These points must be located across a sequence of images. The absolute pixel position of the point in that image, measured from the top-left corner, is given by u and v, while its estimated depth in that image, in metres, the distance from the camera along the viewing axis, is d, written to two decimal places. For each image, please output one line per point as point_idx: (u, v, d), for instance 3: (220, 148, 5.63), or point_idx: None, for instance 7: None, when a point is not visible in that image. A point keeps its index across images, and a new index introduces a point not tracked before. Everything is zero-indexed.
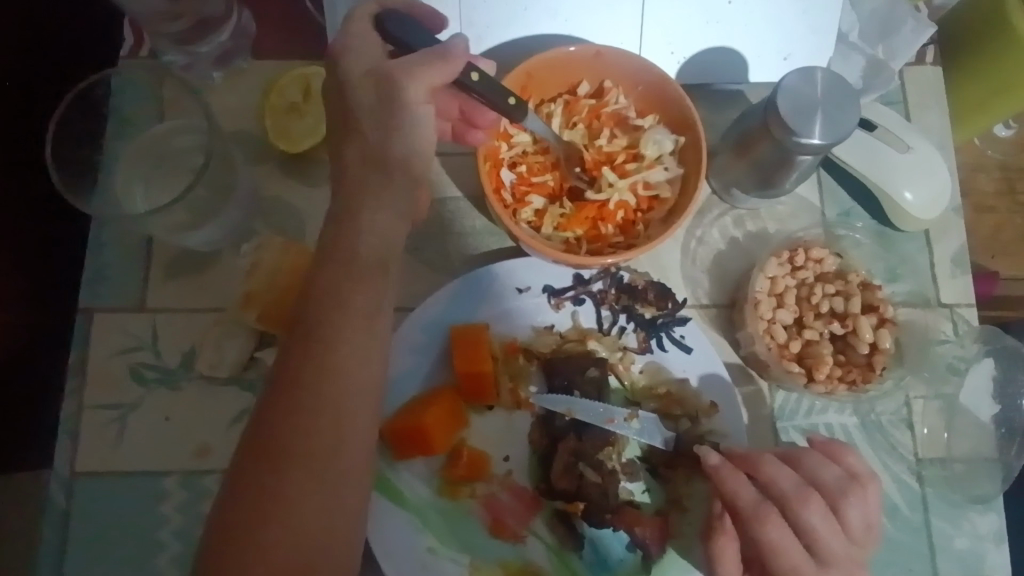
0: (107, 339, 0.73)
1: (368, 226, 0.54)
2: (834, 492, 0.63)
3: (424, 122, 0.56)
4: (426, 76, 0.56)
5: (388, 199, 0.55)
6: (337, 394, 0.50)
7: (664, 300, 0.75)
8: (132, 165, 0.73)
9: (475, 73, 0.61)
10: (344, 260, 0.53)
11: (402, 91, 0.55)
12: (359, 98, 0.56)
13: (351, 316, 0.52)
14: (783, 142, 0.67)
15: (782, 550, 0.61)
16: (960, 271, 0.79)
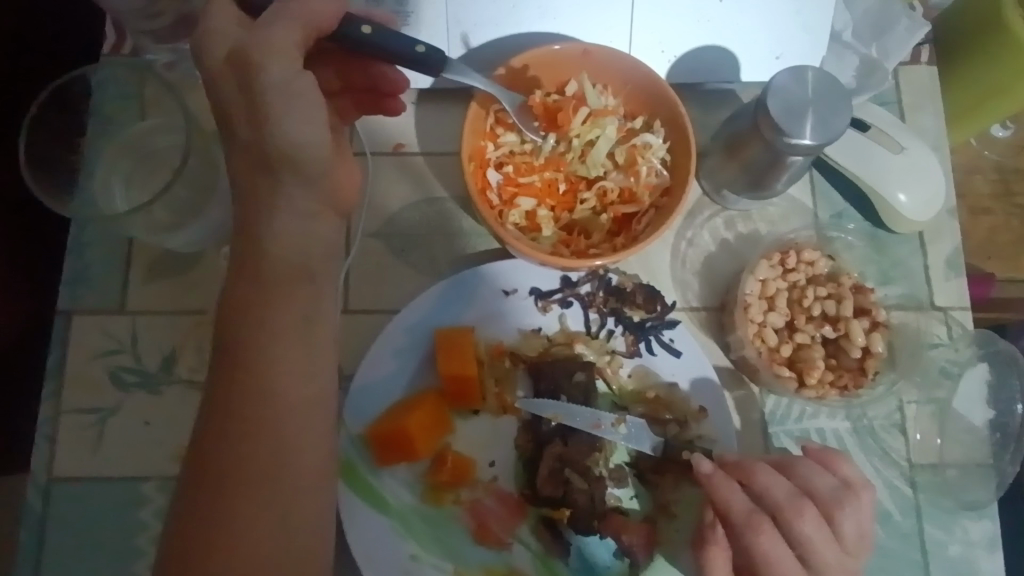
0: (85, 342, 0.71)
1: (276, 229, 0.51)
2: (828, 501, 0.62)
3: (303, 103, 0.50)
4: (280, 33, 0.50)
5: (299, 201, 0.52)
6: (274, 407, 0.50)
7: (653, 303, 0.74)
8: (112, 164, 0.72)
9: (367, 27, 0.58)
10: (256, 266, 0.51)
11: (261, 69, 0.49)
12: (239, 74, 0.50)
13: (283, 323, 0.51)
14: (774, 143, 0.65)
15: (774, 559, 0.60)
16: (954, 274, 0.78)
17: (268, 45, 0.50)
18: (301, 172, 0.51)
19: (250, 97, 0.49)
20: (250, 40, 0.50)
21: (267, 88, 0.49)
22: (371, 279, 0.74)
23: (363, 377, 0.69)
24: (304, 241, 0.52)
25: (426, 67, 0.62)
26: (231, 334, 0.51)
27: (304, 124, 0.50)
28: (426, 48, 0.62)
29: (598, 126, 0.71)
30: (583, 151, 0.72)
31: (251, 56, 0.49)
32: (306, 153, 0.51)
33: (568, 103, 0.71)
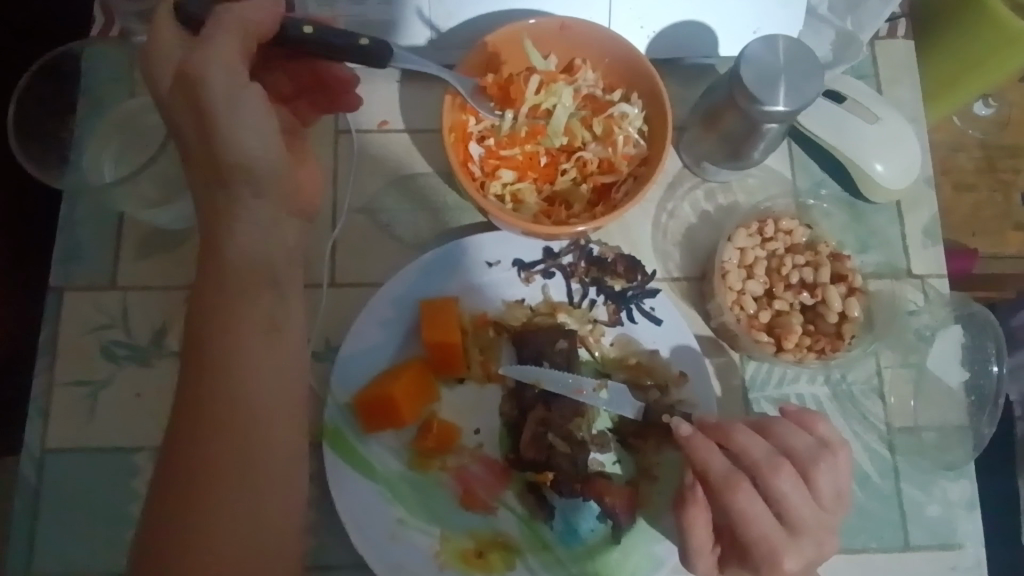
0: (77, 316, 0.73)
1: (234, 234, 0.55)
2: (805, 459, 0.63)
3: (249, 111, 0.55)
4: (222, 45, 0.54)
5: (254, 205, 0.56)
6: (239, 401, 0.52)
7: (633, 272, 0.75)
8: (100, 141, 0.73)
9: (308, 26, 0.61)
10: (218, 269, 0.54)
11: (205, 84, 0.53)
12: (187, 92, 0.54)
13: (245, 320, 0.54)
14: (748, 111, 0.67)
15: (752, 515, 0.62)
16: (931, 242, 0.79)
17: (211, 58, 0.54)
18: (252, 178, 0.55)
19: (202, 112, 0.54)
20: (195, 57, 0.54)
21: (213, 101, 0.54)
22: (357, 253, 0.76)
23: (349, 348, 0.71)
24: (260, 244, 0.55)
25: (373, 58, 0.62)
26: (197, 335, 0.53)
27: (255, 135, 0.55)
28: (369, 39, 0.62)
29: (551, 92, 0.73)
30: (562, 122, 0.73)
31: (196, 72, 0.54)
32: (259, 161, 0.55)
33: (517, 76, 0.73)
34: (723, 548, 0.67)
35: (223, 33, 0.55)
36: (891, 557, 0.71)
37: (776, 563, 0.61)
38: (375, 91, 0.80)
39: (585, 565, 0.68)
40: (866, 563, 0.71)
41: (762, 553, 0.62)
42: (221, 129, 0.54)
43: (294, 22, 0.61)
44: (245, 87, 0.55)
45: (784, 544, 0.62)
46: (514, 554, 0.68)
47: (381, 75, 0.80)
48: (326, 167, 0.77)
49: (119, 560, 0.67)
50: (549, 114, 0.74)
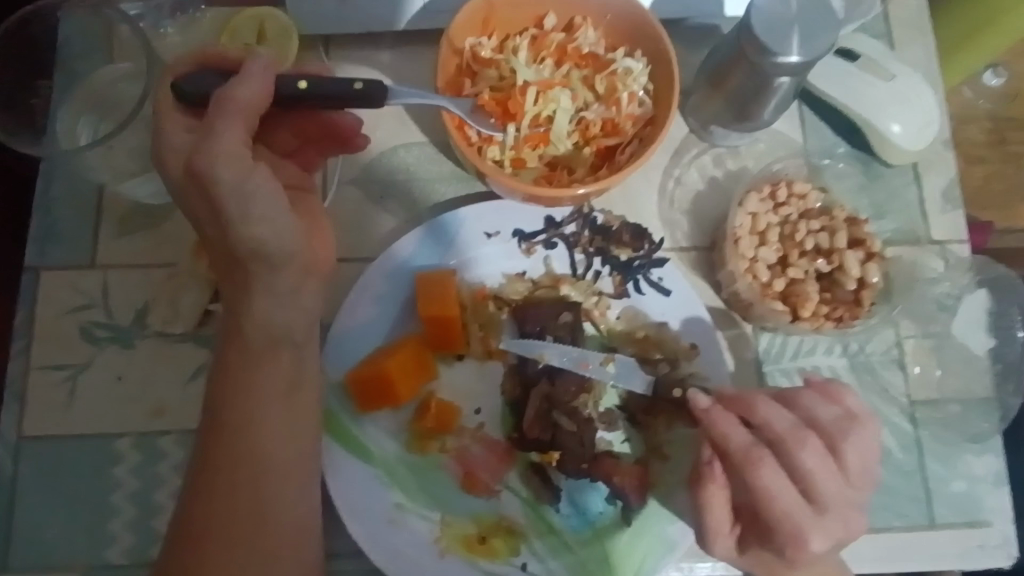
0: (55, 297, 0.69)
1: (252, 313, 0.53)
2: (832, 431, 0.59)
3: (262, 194, 0.51)
4: (228, 140, 0.51)
5: (270, 286, 0.53)
6: (253, 472, 0.53)
7: (640, 241, 0.72)
8: (75, 111, 0.69)
9: (303, 81, 0.58)
10: (238, 344, 0.54)
11: (213, 166, 0.50)
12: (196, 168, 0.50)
13: (263, 396, 0.53)
14: (760, 64, 0.63)
15: (776, 491, 0.57)
16: (950, 207, 0.76)
17: (218, 137, 0.51)
18: (265, 258, 0.52)
19: (212, 202, 0.51)
20: (202, 147, 0.50)
21: (223, 193, 0.50)
22: (350, 227, 0.72)
23: (342, 324, 0.67)
24: (279, 323, 0.54)
25: (370, 99, 0.59)
26: (217, 407, 0.53)
27: (271, 220, 0.52)
28: (364, 81, 0.59)
29: (550, 100, 0.68)
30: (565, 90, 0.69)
31: (203, 165, 0.50)
32: (276, 245, 0.52)
33: (515, 89, 0.68)
34: (743, 528, 0.63)
35: (226, 124, 0.51)
36: (915, 536, 0.67)
37: (802, 543, 0.58)
38: (365, 58, 0.76)
39: (593, 549, 0.65)
40: (889, 542, 0.67)
41: (786, 533, 0.58)
42: (232, 213, 0.51)
43: (286, 79, 0.58)
44: (256, 172, 0.51)
45: (810, 523, 0.57)
46: (518, 539, 0.64)
47: (371, 42, 0.76)
48: None
49: (101, 551, 0.63)
50: (549, 122, 0.69)
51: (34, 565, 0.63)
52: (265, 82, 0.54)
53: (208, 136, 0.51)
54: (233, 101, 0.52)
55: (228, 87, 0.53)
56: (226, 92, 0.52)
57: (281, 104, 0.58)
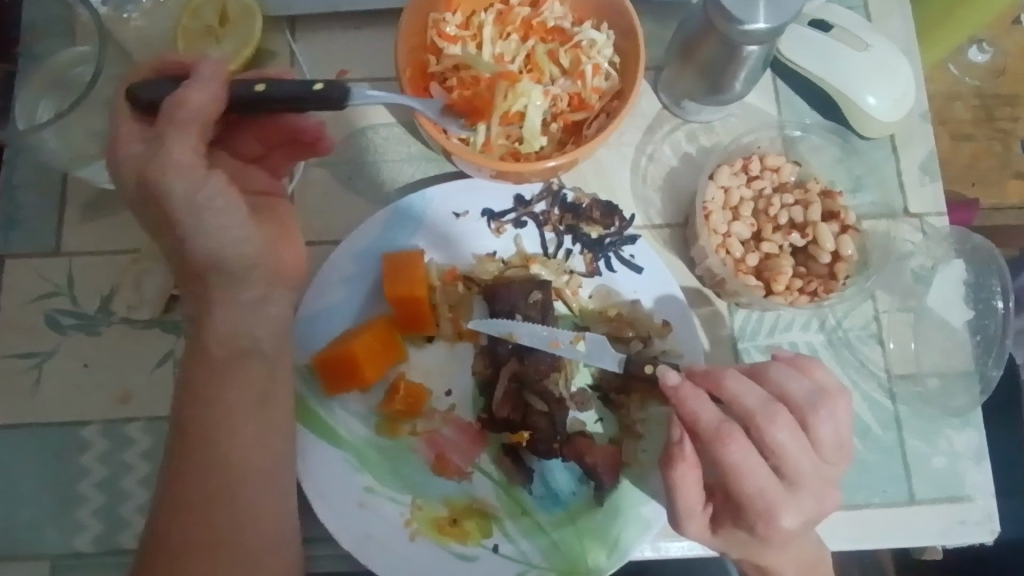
0: (19, 285, 0.68)
1: (214, 324, 0.52)
2: (803, 405, 0.58)
3: (221, 204, 0.50)
4: (177, 150, 0.48)
5: (233, 296, 0.52)
6: (226, 483, 0.52)
7: (610, 218, 0.70)
8: (35, 93, 0.67)
9: (260, 84, 0.53)
10: (202, 356, 0.53)
11: (164, 177, 0.48)
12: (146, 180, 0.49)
13: (233, 406, 0.53)
14: (728, 33, 0.62)
15: (747, 468, 0.55)
16: (929, 179, 0.74)
17: (169, 147, 0.48)
18: (227, 269, 0.51)
19: (165, 215, 0.49)
20: (150, 163, 0.49)
21: (176, 204, 0.49)
22: (318, 210, 0.71)
23: (310, 307, 0.66)
24: (243, 333, 0.53)
25: (331, 100, 0.54)
26: (186, 420, 0.53)
27: (229, 230, 0.51)
28: (324, 81, 0.54)
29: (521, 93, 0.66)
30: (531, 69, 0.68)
31: (153, 181, 0.48)
32: (237, 254, 0.51)
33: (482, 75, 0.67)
34: (716, 506, 0.62)
35: (176, 133, 0.49)
36: (895, 513, 0.66)
37: (772, 520, 0.57)
38: (331, 38, 0.75)
39: (567, 530, 0.64)
40: (868, 519, 0.66)
41: (758, 509, 0.57)
42: (188, 223, 0.49)
43: (243, 82, 0.54)
44: (208, 181, 0.49)
45: (782, 501, 0.56)
46: (490, 521, 0.64)
47: (338, 22, 0.75)
48: None
49: (68, 539, 0.63)
50: (522, 117, 0.67)
51: (1, 554, 0.62)
52: (218, 88, 0.51)
53: (159, 147, 0.49)
54: (184, 107, 0.49)
55: (181, 91, 0.50)
56: (177, 98, 0.50)
57: (238, 110, 0.54)
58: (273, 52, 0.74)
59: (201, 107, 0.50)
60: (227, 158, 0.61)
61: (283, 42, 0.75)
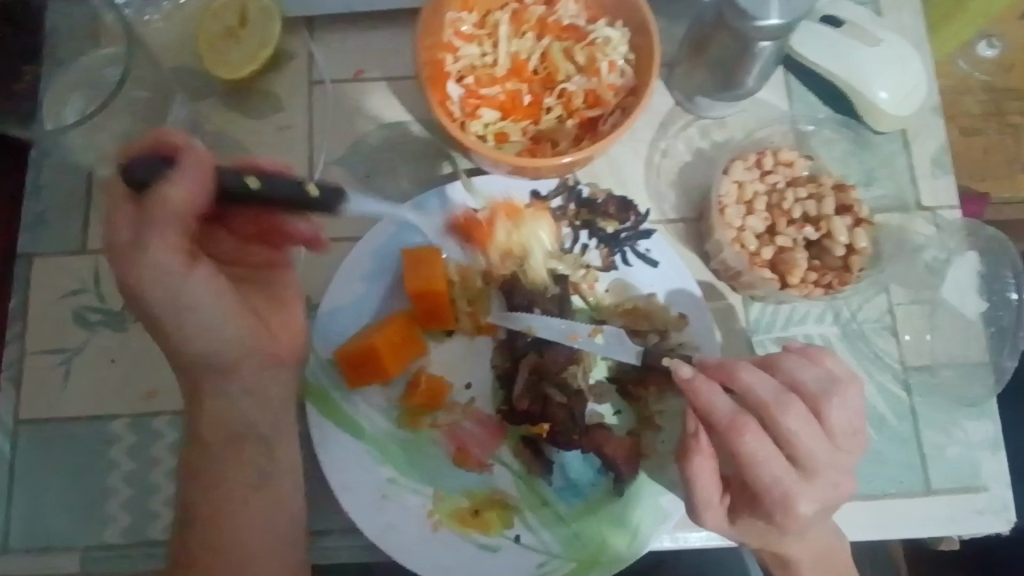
0: (47, 284, 0.70)
1: (214, 409, 0.55)
2: (815, 394, 0.58)
3: (208, 302, 0.52)
4: (155, 256, 0.48)
5: (227, 382, 0.54)
6: (234, 557, 0.53)
7: (626, 213, 0.71)
8: (60, 96, 0.69)
9: (252, 178, 0.52)
10: (201, 441, 0.55)
11: (141, 284, 0.49)
12: (129, 291, 0.50)
13: (236, 486, 0.55)
14: (741, 29, 0.63)
15: (761, 457, 0.57)
16: (941, 172, 0.75)
17: (139, 254, 0.49)
18: (218, 362, 0.54)
19: (154, 317, 0.51)
20: (129, 269, 0.49)
21: (161, 308, 0.50)
22: (337, 207, 0.72)
23: (330, 303, 0.67)
24: (238, 413, 0.56)
25: (325, 204, 0.54)
26: (193, 500, 0.54)
27: (216, 320, 0.52)
28: (319, 184, 0.54)
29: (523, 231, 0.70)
30: (545, 69, 0.70)
31: (135, 286, 0.49)
32: (226, 346, 0.53)
33: (496, 76, 0.69)
34: (733, 497, 0.63)
35: (151, 237, 0.48)
36: (911, 502, 0.67)
37: (788, 506, 0.58)
38: (348, 39, 0.76)
39: (587, 521, 0.65)
40: (886, 509, 0.67)
41: (775, 499, 0.58)
42: (175, 325, 0.51)
43: (232, 175, 0.51)
44: (190, 282, 0.50)
45: (798, 487, 0.57)
46: (511, 513, 0.65)
47: (354, 23, 0.76)
48: (301, 119, 0.74)
49: (99, 531, 0.64)
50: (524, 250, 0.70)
51: (35, 545, 0.64)
52: (199, 184, 0.48)
53: (133, 253, 0.49)
54: (161, 206, 0.48)
55: (163, 190, 0.48)
56: (155, 196, 0.48)
57: (222, 199, 0.52)
58: (292, 53, 0.75)
59: (174, 205, 0.48)
60: (225, 238, 0.58)
61: (301, 42, 0.76)
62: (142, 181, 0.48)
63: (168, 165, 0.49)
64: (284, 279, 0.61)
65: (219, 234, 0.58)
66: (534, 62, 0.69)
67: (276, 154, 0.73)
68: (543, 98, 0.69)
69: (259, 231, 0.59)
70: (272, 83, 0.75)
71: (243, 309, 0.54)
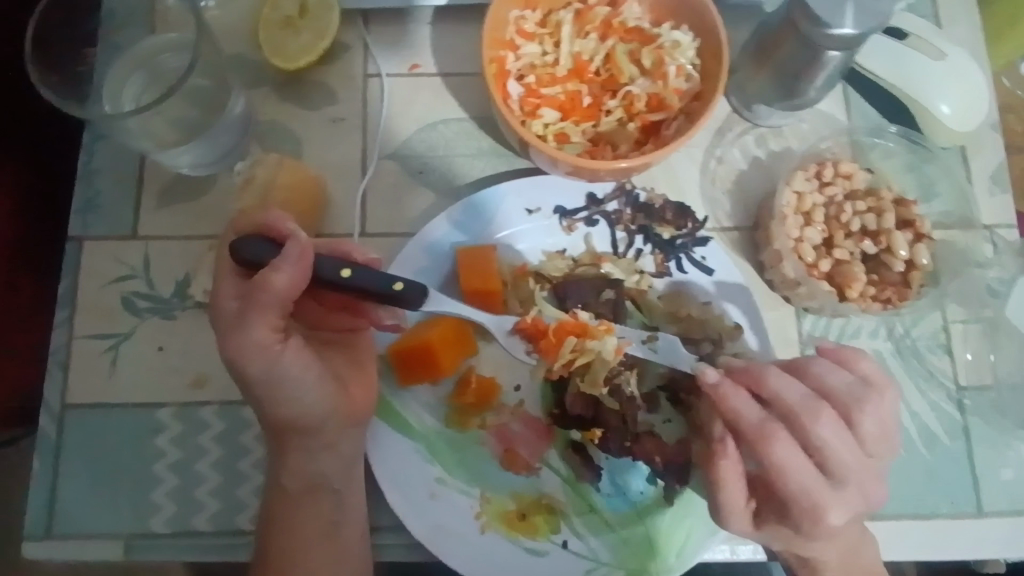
0: (97, 269, 0.69)
1: (296, 469, 0.59)
2: (845, 399, 0.56)
3: (300, 379, 0.56)
4: (255, 333, 0.52)
5: (309, 449, 0.59)
6: None
7: (683, 219, 0.71)
8: (119, 78, 0.68)
9: (345, 268, 0.56)
10: (282, 493, 0.60)
11: (242, 363, 0.53)
12: (229, 365, 0.54)
13: (308, 536, 0.59)
14: (812, 35, 0.62)
15: (791, 467, 0.55)
16: (999, 190, 0.74)
17: (243, 334, 0.52)
18: (305, 429, 0.58)
19: (250, 390, 0.55)
20: (231, 342, 0.53)
21: (257, 383, 0.54)
22: (389, 202, 0.72)
23: None
24: (316, 476, 0.60)
25: (405, 302, 0.58)
26: (269, 546, 0.59)
27: (305, 391, 0.56)
28: (405, 282, 0.58)
29: (589, 350, 0.65)
30: (607, 71, 0.69)
31: (234, 358, 0.53)
32: (313, 416, 0.58)
33: (557, 76, 0.68)
34: (759, 502, 0.61)
35: (256, 317, 0.52)
36: (963, 523, 0.66)
37: (819, 518, 0.56)
38: (404, 32, 0.76)
39: (636, 529, 0.64)
40: (936, 529, 0.66)
41: (804, 508, 0.56)
42: (269, 396, 0.55)
43: (331, 262, 0.56)
44: (284, 360, 0.54)
45: (828, 497, 0.55)
46: (559, 518, 0.64)
47: (410, 17, 0.76)
48: (355, 111, 0.74)
49: (143, 520, 0.64)
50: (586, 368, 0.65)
51: (79, 532, 0.63)
52: (301, 271, 0.52)
53: (237, 333, 0.52)
54: (267, 290, 0.51)
55: (266, 275, 0.51)
56: (262, 279, 0.51)
57: (318, 284, 0.56)
58: (347, 45, 0.75)
59: (276, 291, 0.52)
60: (311, 305, 0.61)
61: (357, 34, 0.75)
62: (252, 259, 0.53)
63: (273, 248, 0.54)
64: (359, 345, 0.63)
65: (309, 304, 0.61)
66: (596, 62, 0.69)
67: (329, 146, 0.73)
68: (603, 100, 0.68)
69: (343, 306, 0.63)
70: (327, 75, 0.74)
71: (326, 378, 0.58)
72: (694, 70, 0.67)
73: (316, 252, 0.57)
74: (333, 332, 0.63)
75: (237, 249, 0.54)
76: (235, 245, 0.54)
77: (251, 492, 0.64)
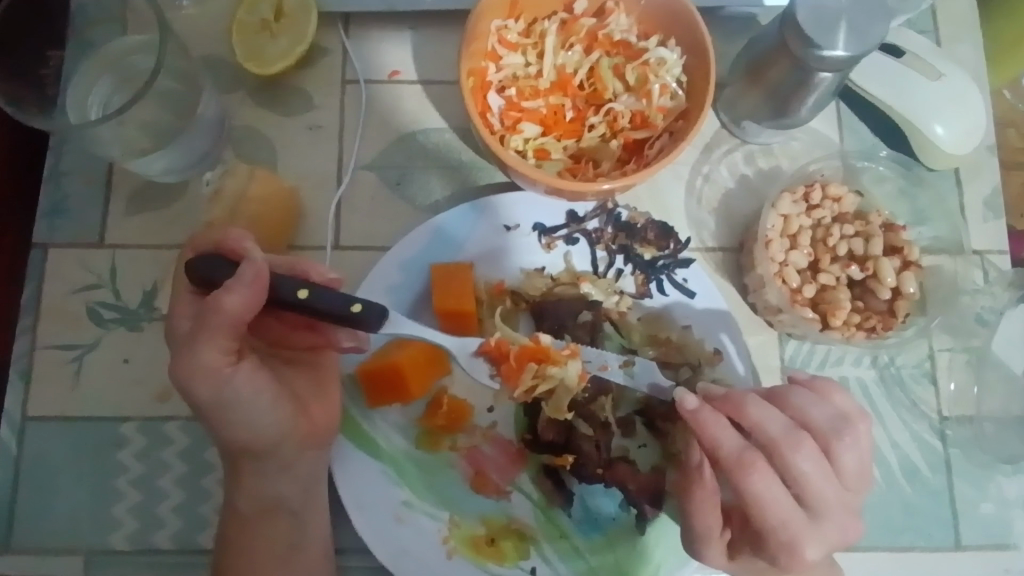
0: (62, 276, 0.67)
1: (251, 490, 0.58)
2: (826, 432, 0.54)
3: (254, 401, 0.54)
4: (205, 356, 0.51)
5: (264, 470, 0.58)
6: None
7: (665, 240, 0.69)
8: (87, 81, 0.66)
9: (304, 289, 0.54)
10: (239, 513, 0.59)
11: (191, 385, 0.52)
12: (178, 386, 0.53)
13: (266, 557, 0.58)
14: (803, 57, 0.60)
15: (768, 499, 0.53)
16: (993, 216, 0.72)
17: (191, 356, 0.51)
18: (260, 450, 0.57)
19: (201, 411, 0.54)
20: (180, 365, 0.51)
21: (208, 405, 0.53)
22: (364, 213, 0.70)
23: None
24: (273, 498, 0.59)
25: (364, 325, 0.55)
26: (226, 567, 0.58)
27: (258, 413, 0.55)
28: (365, 302, 0.55)
29: (551, 376, 0.62)
30: (591, 85, 0.67)
31: (183, 380, 0.52)
32: (267, 437, 0.56)
33: (539, 89, 0.66)
34: (734, 532, 0.59)
35: (204, 339, 0.51)
36: (939, 557, 0.65)
37: (796, 551, 0.54)
38: (386, 38, 0.73)
39: (605, 556, 0.63)
40: (911, 563, 0.64)
41: (781, 541, 0.54)
42: (220, 417, 0.54)
43: (289, 283, 0.54)
44: (235, 382, 0.53)
45: (805, 530, 0.53)
46: (528, 544, 0.63)
47: (393, 22, 0.73)
48: (333, 119, 0.71)
49: (104, 535, 0.62)
50: (552, 392, 0.63)
51: (38, 546, 0.62)
52: (254, 294, 0.51)
53: (187, 354, 0.51)
54: (217, 313, 0.50)
55: (217, 296, 0.50)
56: (213, 301, 0.50)
57: (276, 305, 0.55)
58: (326, 49, 0.73)
59: (226, 313, 0.50)
60: (274, 323, 0.60)
61: (336, 38, 0.73)
62: (207, 280, 0.52)
63: (228, 268, 0.52)
64: (323, 365, 0.61)
65: (269, 322, 0.60)
66: (580, 76, 0.66)
67: (304, 154, 0.71)
68: (586, 115, 0.66)
69: (307, 324, 0.60)
70: (304, 80, 0.72)
71: (282, 399, 0.57)
72: (681, 86, 0.65)
73: (276, 272, 0.55)
74: (296, 350, 0.61)
75: (193, 269, 0.53)
76: (191, 265, 0.53)
77: (214, 510, 0.63)
